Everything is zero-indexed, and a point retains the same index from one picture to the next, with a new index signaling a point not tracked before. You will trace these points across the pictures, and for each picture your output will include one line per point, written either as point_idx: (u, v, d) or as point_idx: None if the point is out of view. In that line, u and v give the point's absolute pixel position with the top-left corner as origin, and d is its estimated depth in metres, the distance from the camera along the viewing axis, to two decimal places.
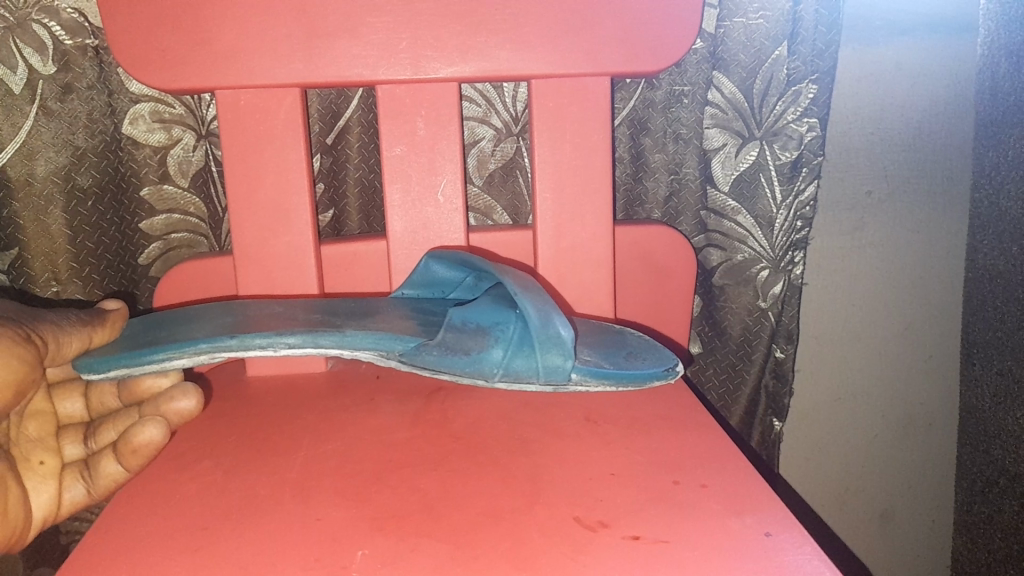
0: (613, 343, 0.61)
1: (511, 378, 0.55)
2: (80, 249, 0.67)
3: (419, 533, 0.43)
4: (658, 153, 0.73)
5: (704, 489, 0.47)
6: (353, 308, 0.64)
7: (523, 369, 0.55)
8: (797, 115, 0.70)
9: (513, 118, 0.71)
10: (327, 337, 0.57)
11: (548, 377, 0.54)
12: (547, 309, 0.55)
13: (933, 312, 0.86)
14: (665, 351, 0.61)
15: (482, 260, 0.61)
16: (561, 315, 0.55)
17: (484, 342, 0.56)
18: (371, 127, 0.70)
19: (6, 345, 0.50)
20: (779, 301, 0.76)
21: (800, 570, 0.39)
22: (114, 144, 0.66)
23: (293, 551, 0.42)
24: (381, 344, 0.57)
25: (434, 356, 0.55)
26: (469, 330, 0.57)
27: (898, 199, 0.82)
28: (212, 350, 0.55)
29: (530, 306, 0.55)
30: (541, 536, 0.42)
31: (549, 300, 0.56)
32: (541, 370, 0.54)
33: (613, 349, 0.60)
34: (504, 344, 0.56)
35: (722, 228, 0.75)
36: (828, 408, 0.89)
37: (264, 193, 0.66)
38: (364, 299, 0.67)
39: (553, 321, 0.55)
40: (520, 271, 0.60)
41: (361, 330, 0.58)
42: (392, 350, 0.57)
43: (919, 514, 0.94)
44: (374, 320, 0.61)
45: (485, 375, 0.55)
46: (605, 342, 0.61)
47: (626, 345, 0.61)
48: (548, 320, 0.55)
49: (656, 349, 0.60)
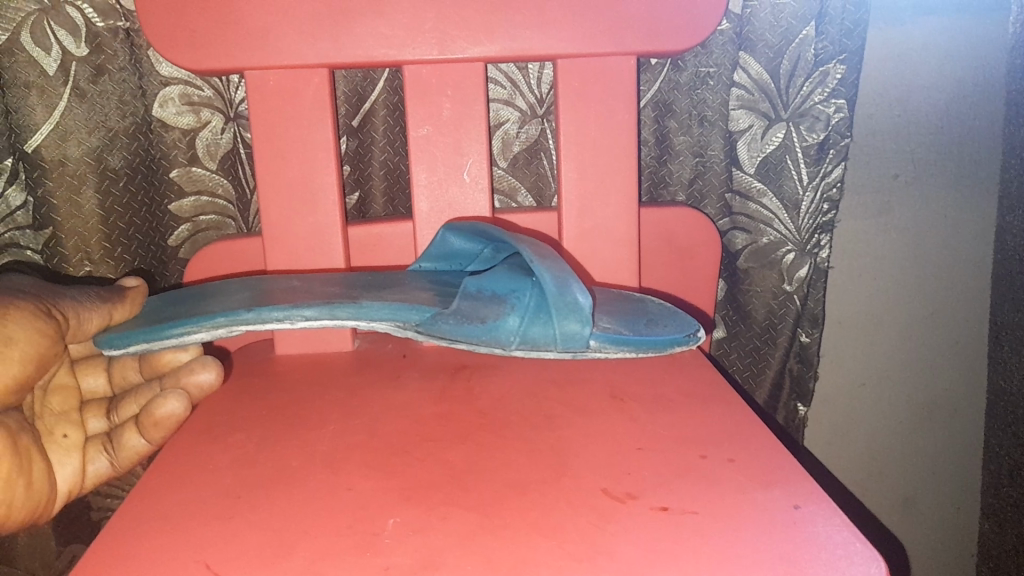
0: (634, 311, 0.61)
1: (528, 346, 0.54)
2: (111, 230, 0.68)
3: (448, 503, 0.43)
4: (682, 135, 0.73)
5: (731, 463, 0.46)
6: (373, 280, 0.64)
7: (541, 336, 0.54)
8: (824, 95, 0.69)
9: (538, 100, 0.72)
10: (344, 309, 0.57)
11: (566, 344, 0.54)
12: (568, 288, 0.54)
13: (961, 296, 0.85)
14: (686, 318, 0.60)
15: (499, 229, 0.61)
16: (581, 283, 0.55)
17: (500, 310, 0.56)
18: (397, 109, 0.71)
19: (21, 320, 0.51)
20: (804, 285, 0.75)
21: (829, 541, 0.39)
22: (144, 126, 0.67)
23: (324, 519, 0.42)
24: (398, 314, 0.57)
25: (449, 325, 0.55)
26: (484, 298, 0.58)
27: (925, 184, 0.81)
28: (230, 323, 0.56)
29: (546, 272, 0.55)
30: (569, 506, 0.42)
31: (568, 268, 0.56)
32: (559, 338, 0.54)
33: (634, 317, 0.59)
34: (520, 312, 0.55)
35: (748, 210, 0.74)
36: (852, 394, 0.89)
37: (291, 173, 0.67)
38: (383, 273, 0.67)
39: (571, 288, 0.54)
40: (537, 240, 0.60)
41: (378, 301, 0.58)
42: (408, 321, 0.57)
43: (946, 500, 0.93)
44: (391, 292, 0.61)
45: (502, 343, 0.55)
46: (624, 310, 0.61)
47: (646, 313, 0.61)
48: (565, 287, 0.54)
49: (676, 316, 0.60)
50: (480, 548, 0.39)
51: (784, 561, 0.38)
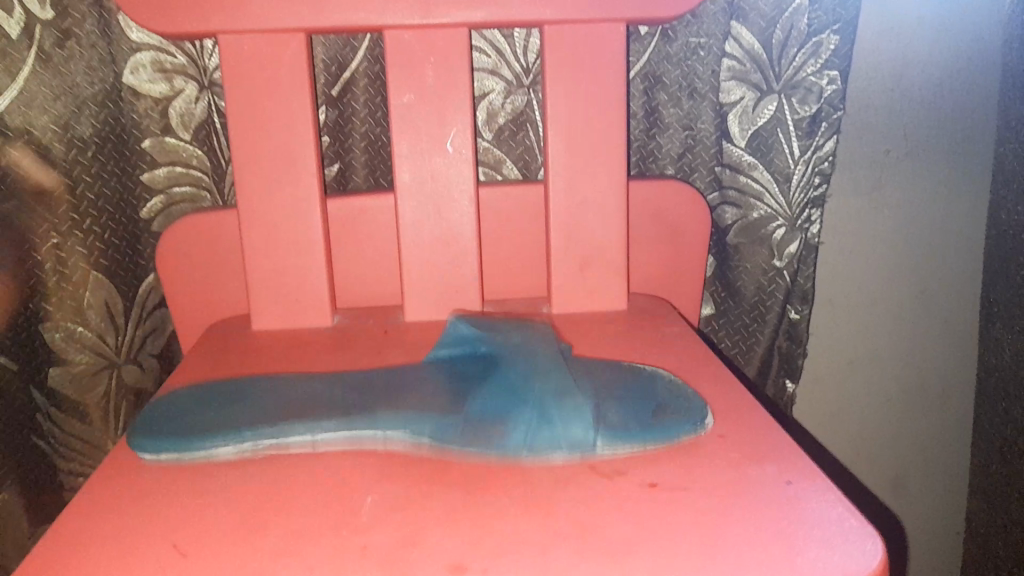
0: (638, 394, 0.49)
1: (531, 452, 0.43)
2: (80, 201, 0.65)
3: (431, 481, 0.42)
4: (672, 108, 0.71)
5: (722, 439, 0.45)
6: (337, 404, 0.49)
7: (542, 445, 0.44)
8: (817, 67, 0.68)
9: (524, 69, 0.69)
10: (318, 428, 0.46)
11: (572, 447, 0.43)
12: (574, 400, 0.46)
13: (951, 275, 0.84)
14: (697, 401, 0.49)
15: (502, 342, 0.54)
16: (590, 404, 0.46)
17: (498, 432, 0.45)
18: (378, 79, 0.68)
19: None
20: (795, 261, 0.74)
21: (823, 518, 0.38)
22: (113, 94, 0.65)
23: (301, 498, 0.41)
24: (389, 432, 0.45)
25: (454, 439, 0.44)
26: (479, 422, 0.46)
27: (917, 160, 0.80)
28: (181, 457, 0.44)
29: (548, 393, 0.47)
30: (554, 484, 0.41)
31: (572, 383, 0.48)
32: (563, 443, 0.44)
33: (639, 402, 0.48)
34: (520, 430, 0.45)
35: (739, 184, 0.72)
36: (841, 373, 0.88)
37: (269, 142, 0.64)
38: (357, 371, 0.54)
39: (574, 400, 0.46)
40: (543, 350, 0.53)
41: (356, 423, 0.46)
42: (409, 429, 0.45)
43: (933, 480, 0.92)
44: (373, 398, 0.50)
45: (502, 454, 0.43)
46: (627, 397, 0.48)
47: (653, 397, 0.49)
48: (568, 401, 0.46)
49: (685, 397, 0.49)
50: (461, 526, 0.38)
51: (776, 537, 0.36)
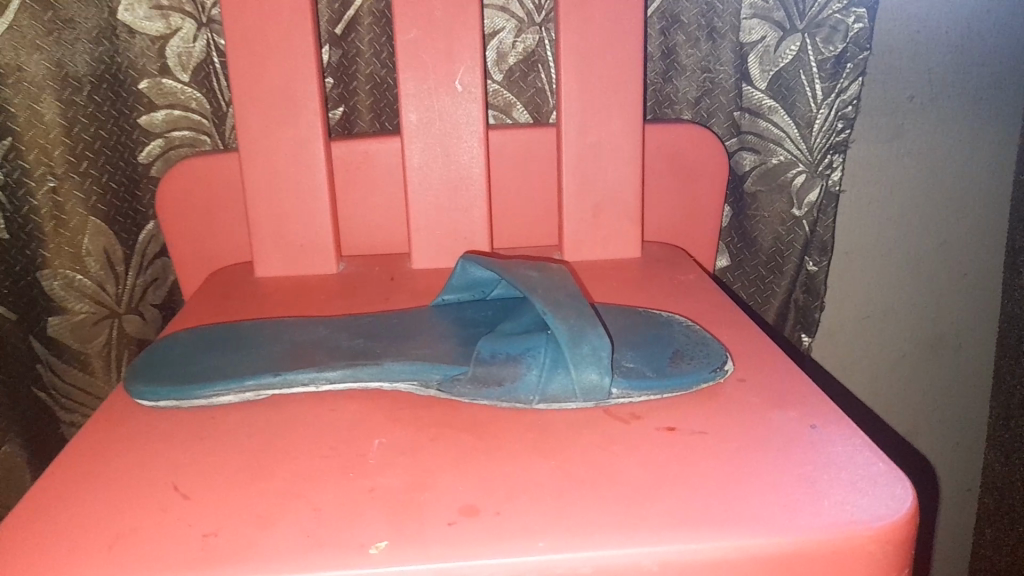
0: (654, 341, 0.47)
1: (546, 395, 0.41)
2: (76, 142, 0.62)
3: (441, 426, 0.40)
4: (689, 49, 0.67)
5: (742, 384, 0.44)
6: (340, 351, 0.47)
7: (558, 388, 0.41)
8: (843, 4, 0.65)
9: (536, 6, 0.66)
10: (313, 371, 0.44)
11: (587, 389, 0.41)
12: (580, 323, 0.43)
13: (974, 225, 0.82)
14: (715, 346, 0.47)
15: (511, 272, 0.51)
16: (598, 327, 0.42)
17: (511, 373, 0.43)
18: (384, 17, 0.65)
19: None
20: (815, 209, 0.71)
21: (849, 461, 0.36)
22: (108, 31, 0.62)
23: (307, 441, 0.39)
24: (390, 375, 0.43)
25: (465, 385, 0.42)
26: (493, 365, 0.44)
27: (942, 106, 0.77)
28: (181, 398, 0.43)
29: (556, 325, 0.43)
30: (569, 428, 0.40)
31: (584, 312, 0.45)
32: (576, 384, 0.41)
33: (654, 348, 0.46)
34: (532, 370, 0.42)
35: (758, 129, 0.70)
36: (857, 327, 0.86)
37: (270, 82, 0.62)
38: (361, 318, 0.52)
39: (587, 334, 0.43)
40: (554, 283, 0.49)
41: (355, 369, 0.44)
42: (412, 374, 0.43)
43: (947, 435, 0.91)
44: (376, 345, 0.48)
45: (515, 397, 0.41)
46: (643, 344, 0.46)
47: (669, 342, 0.47)
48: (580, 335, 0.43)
49: (704, 343, 0.47)
50: (473, 469, 0.36)
51: (801, 481, 0.35)
